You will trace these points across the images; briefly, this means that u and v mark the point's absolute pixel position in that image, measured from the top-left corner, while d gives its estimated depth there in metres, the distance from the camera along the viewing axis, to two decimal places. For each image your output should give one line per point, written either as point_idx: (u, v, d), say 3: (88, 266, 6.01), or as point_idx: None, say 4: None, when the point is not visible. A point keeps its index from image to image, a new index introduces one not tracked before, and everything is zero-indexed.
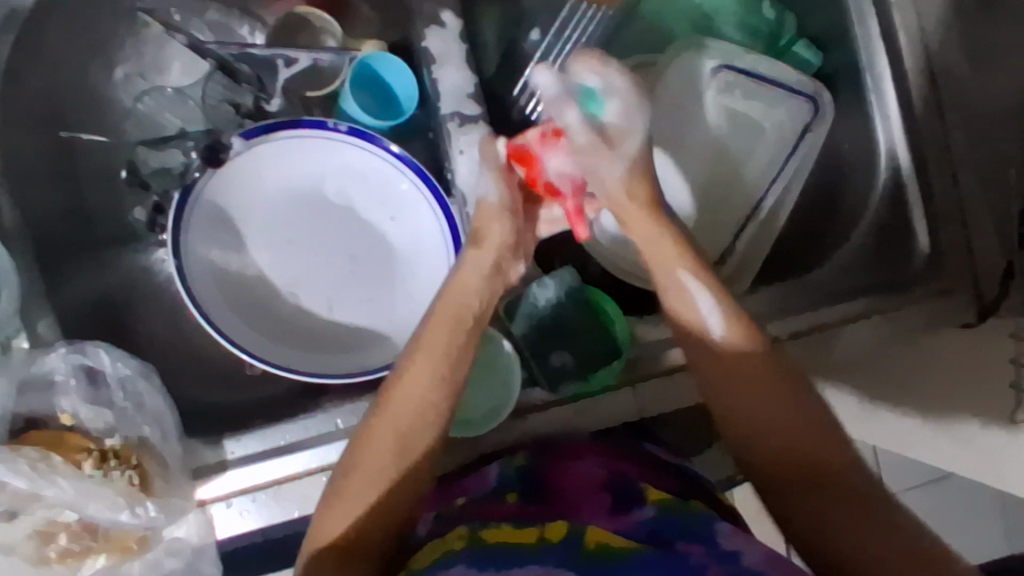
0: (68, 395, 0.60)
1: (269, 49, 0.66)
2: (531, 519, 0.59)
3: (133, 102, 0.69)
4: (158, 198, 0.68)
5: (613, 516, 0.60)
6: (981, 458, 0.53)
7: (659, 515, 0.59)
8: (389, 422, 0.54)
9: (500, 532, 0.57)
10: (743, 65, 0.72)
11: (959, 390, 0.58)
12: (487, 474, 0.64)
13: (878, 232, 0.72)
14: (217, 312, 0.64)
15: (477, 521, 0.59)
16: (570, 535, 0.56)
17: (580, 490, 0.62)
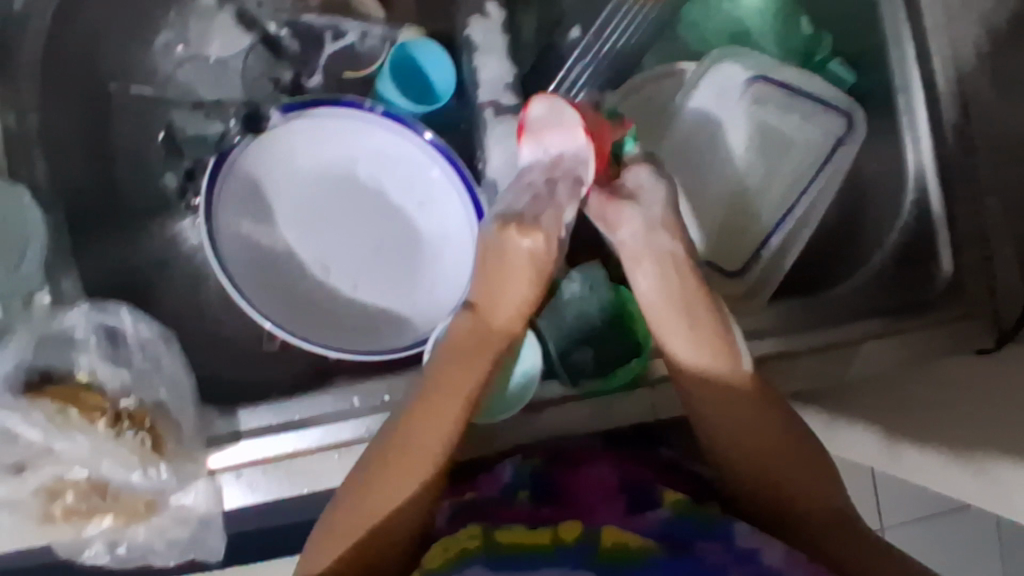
0: (87, 352, 0.60)
1: (323, 19, 0.68)
2: (546, 522, 0.59)
3: (173, 68, 0.69)
4: (191, 164, 0.68)
5: (629, 516, 0.59)
6: (1000, 494, 0.55)
7: (674, 518, 0.58)
8: (403, 460, 0.55)
9: (515, 534, 0.56)
10: (778, 78, 0.71)
11: (997, 433, 0.58)
12: (500, 474, 0.65)
13: (906, 249, 0.70)
14: (245, 283, 0.64)
15: (489, 523, 0.58)
16: (585, 540, 0.55)
17: (596, 492, 0.63)
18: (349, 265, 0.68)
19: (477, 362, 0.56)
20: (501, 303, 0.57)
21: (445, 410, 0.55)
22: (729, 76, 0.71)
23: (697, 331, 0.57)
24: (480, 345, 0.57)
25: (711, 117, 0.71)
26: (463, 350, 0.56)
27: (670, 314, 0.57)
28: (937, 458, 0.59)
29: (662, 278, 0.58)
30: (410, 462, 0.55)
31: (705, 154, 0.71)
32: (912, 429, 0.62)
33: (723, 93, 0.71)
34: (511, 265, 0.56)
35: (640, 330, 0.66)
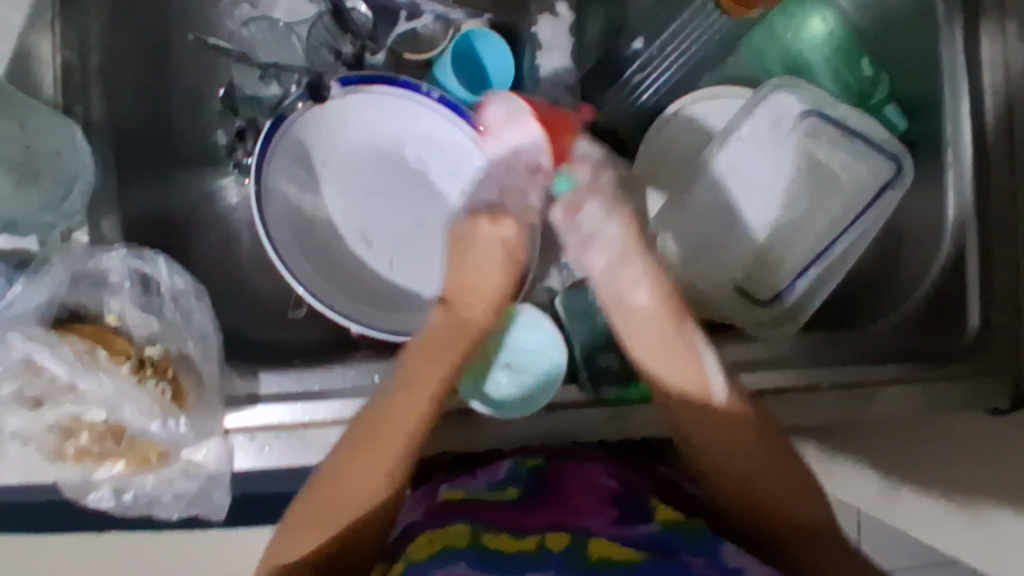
0: (119, 296, 0.61)
1: None
2: (536, 527, 0.59)
3: (239, 27, 0.69)
4: (243, 125, 0.68)
5: (618, 524, 0.60)
6: (988, 537, 0.65)
7: (662, 531, 0.58)
8: (384, 436, 0.55)
9: (501, 539, 0.57)
10: (834, 114, 0.71)
11: (988, 469, 0.67)
12: (499, 468, 0.69)
13: (935, 299, 0.70)
14: (283, 246, 0.64)
15: (479, 522, 0.59)
16: (571, 546, 0.56)
17: (590, 497, 0.64)
18: (388, 241, 0.69)
19: (451, 349, 0.58)
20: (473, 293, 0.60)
21: (421, 390, 0.56)
22: (788, 106, 0.71)
23: (702, 361, 0.58)
24: (458, 337, 0.59)
25: (763, 144, 0.72)
26: (438, 345, 0.58)
27: (659, 349, 0.59)
28: (930, 501, 0.69)
29: (660, 301, 0.60)
30: (387, 441, 0.54)
31: (750, 179, 0.72)
32: (912, 471, 0.71)
33: (777, 123, 0.71)
34: (481, 248, 0.61)
35: None
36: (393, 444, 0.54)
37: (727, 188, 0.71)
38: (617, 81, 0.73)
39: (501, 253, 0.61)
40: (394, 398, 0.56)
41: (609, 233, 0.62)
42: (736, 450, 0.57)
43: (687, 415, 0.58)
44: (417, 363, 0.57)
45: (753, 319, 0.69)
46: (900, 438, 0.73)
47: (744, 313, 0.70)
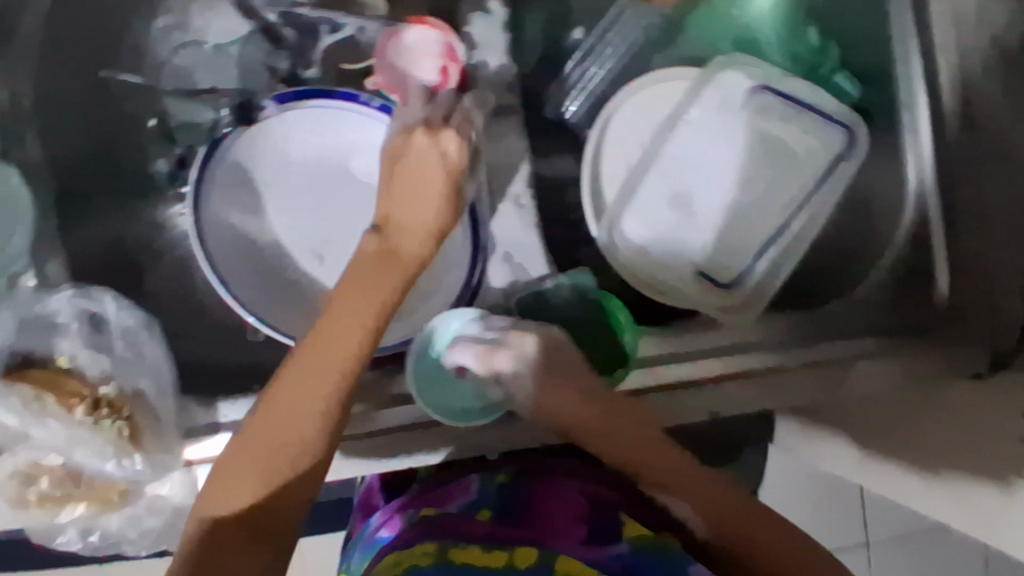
0: (69, 338, 0.60)
1: (318, 11, 0.67)
2: (506, 538, 0.60)
3: (170, 54, 0.66)
4: (182, 153, 0.65)
5: (590, 545, 0.60)
6: (976, 513, 0.60)
7: (633, 553, 0.59)
8: (325, 351, 0.52)
9: (467, 555, 0.58)
10: (785, 89, 0.70)
11: (963, 447, 0.62)
12: (470, 486, 0.68)
13: (903, 269, 0.70)
14: (229, 273, 0.63)
15: (446, 539, 0.60)
16: (541, 562, 0.56)
17: (562, 517, 0.64)
18: (339, 256, 0.66)
19: (384, 280, 0.55)
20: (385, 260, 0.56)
21: (360, 310, 0.54)
22: (734, 84, 0.69)
23: (495, 351, 0.59)
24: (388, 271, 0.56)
25: (716, 125, 0.70)
26: (376, 265, 0.56)
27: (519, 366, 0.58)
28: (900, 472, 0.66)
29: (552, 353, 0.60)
30: (322, 366, 0.52)
31: (706, 163, 0.70)
32: (900, 447, 0.68)
33: (728, 103, 0.70)
34: (412, 160, 0.62)
35: (626, 341, 0.66)
36: (328, 371, 0.52)
37: (682, 174, 0.70)
38: (561, 76, 0.72)
39: (432, 158, 0.62)
40: (328, 321, 0.54)
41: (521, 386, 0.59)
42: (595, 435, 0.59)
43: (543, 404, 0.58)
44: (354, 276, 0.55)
45: (717, 305, 0.68)
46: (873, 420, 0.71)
47: (712, 300, 0.68)
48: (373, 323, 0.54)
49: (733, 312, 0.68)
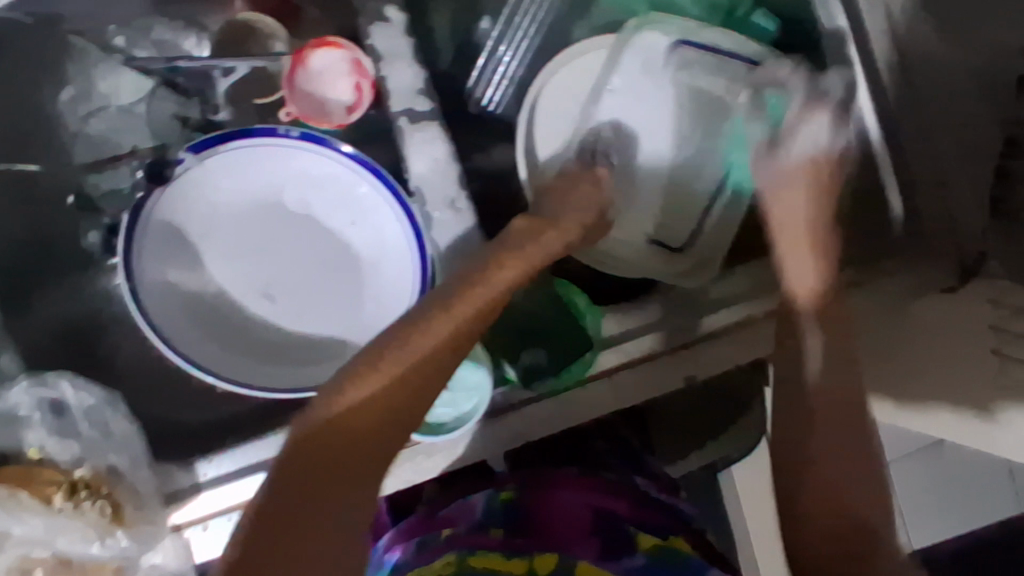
0: (34, 429, 0.59)
1: (202, 61, 0.65)
2: (521, 547, 0.61)
3: (81, 124, 0.66)
4: (112, 220, 0.64)
5: (605, 559, 0.60)
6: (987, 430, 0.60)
7: (648, 564, 0.61)
8: (390, 381, 0.55)
9: (487, 560, 0.60)
10: (700, 41, 0.69)
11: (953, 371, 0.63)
12: (474, 507, 0.66)
13: (855, 197, 0.67)
14: (178, 334, 0.63)
15: (466, 548, 0.62)
16: (559, 567, 0.59)
17: (574, 527, 0.63)
18: (290, 293, 0.66)
19: (459, 333, 0.57)
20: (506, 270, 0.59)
21: (427, 341, 0.56)
22: (654, 46, 0.68)
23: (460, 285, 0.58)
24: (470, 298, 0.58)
25: (642, 89, 0.69)
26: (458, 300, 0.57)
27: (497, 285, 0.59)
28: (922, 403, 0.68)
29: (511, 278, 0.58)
30: (392, 394, 0.55)
31: (638, 128, 0.69)
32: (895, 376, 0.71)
33: (650, 66, 0.68)
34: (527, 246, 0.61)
35: (590, 323, 0.64)
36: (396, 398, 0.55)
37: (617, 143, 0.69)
38: (477, 68, 0.71)
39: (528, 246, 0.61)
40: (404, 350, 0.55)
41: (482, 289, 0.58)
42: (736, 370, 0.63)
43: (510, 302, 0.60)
44: (434, 321, 0.56)
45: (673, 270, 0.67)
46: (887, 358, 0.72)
47: (669, 267, 0.67)
48: (433, 360, 0.56)
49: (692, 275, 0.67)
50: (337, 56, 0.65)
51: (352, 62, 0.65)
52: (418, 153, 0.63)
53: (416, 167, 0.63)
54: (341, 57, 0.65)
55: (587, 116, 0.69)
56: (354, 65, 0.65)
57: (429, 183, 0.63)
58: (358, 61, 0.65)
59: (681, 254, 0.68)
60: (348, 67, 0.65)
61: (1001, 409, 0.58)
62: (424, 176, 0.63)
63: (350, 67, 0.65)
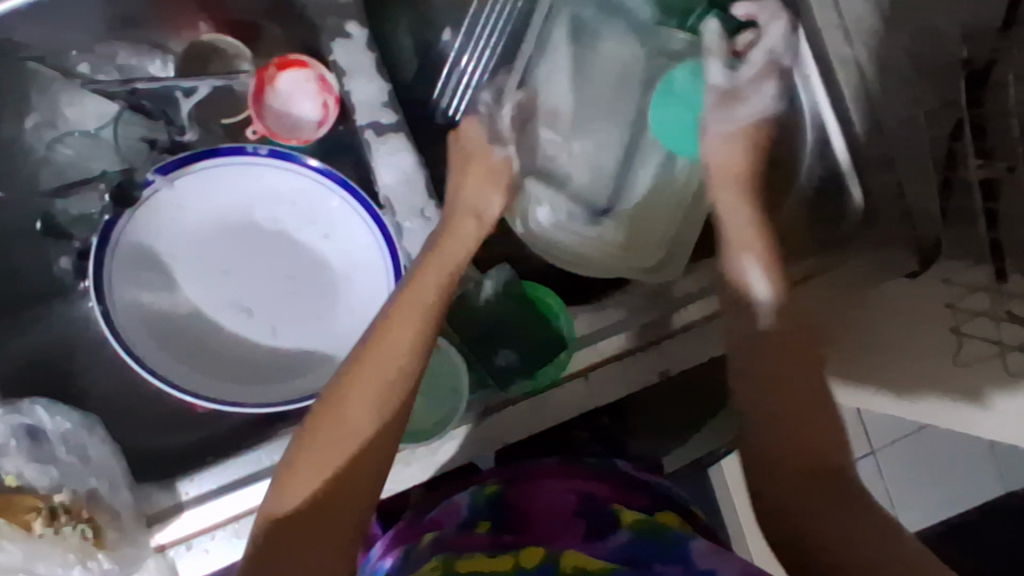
0: (10, 456, 0.58)
1: (162, 81, 0.66)
2: (509, 544, 0.59)
3: (46, 150, 0.66)
4: (82, 245, 0.66)
5: (590, 538, 0.60)
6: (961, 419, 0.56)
7: (634, 539, 0.58)
8: (364, 381, 0.54)
9: (473, 562, 0.57)
10: (655, 47, 0.70)
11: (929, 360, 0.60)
12: (457, 507, 0.66)
13: (811, 195, 0.69)
14: (152, 356, 0.63)
15: (452, 552, 0.59)
16: (546, 560, 0.56)
17: (556, 516, 0.64)
18: (266, 308, 0.67)
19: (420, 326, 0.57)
20: (400, 321, 0.57)
21: (397, 337, 0.56)
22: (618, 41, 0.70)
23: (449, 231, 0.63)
24: (380, 354, 0.55)
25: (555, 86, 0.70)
26: (420, 280, 0.59)
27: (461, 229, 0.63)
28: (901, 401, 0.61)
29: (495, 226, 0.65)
30: (366, 396, 0.54)
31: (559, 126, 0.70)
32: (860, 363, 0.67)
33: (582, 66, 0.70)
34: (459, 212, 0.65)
35: (561, 323, 0.64)
36: (376, 392, 0.54)
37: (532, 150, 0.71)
38: (439, 81, 0.72)
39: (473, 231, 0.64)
40: (368, 349, 0.56)
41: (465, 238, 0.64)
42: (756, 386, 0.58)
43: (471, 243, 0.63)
44: (397, 310, 0.57)
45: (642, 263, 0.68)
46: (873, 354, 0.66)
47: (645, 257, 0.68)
48: (408, 358, 0.55)
49: (670, 262, 0.68)
50: (303, 75, 0.66)
51: (317, 79, 0.66)
52: (389, 166, 0.63)
53: (385, 179, 0.63)
54: (304, 74, 0.66)
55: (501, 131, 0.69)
56: (320, 82, 0.66)
57: (398, 193, 0.64)
58: (323, 77, 0.66)
59: (652, 237, 0.69)
60: (314, 86, 0.66)
61: (1005, 399, 0.53)
62: (395, 189, 0.64)
63: (317, 83, 0.66)
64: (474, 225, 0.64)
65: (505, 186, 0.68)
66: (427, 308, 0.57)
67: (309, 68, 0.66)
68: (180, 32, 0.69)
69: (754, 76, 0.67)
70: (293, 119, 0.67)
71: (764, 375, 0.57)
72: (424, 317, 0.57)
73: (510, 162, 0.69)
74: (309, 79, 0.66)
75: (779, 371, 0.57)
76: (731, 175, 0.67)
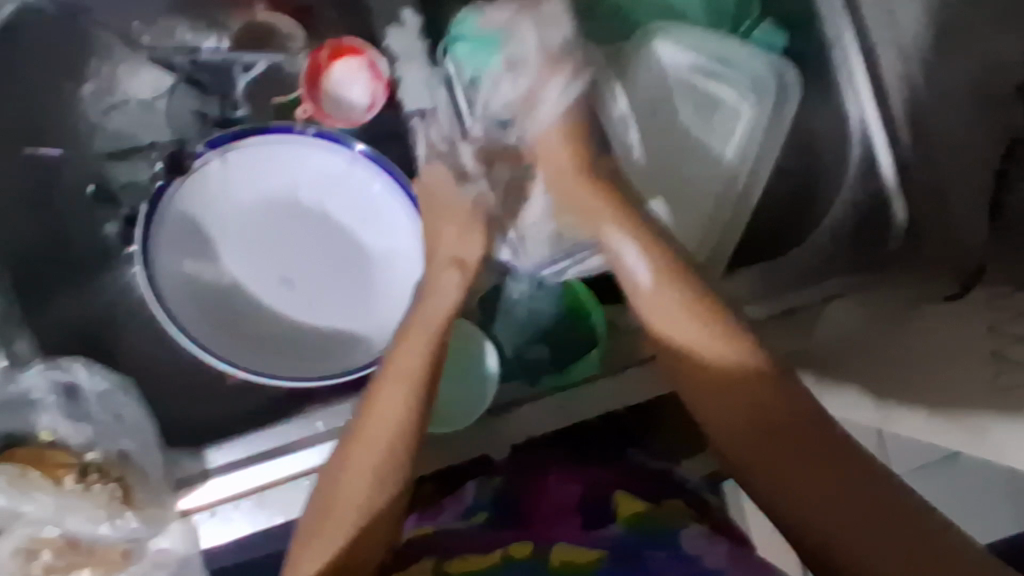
0: (48, 412, 0.61)
1: (225, 53, 0.68)
2: (499, 540, 0.57)
3: (101, 116, 0.68)
4: (130, 211, 0.67)
5: (584, 529, 0.57)
6: (972, 437, 0.51)
7: (628, 529, 0.56)
8: (372, 423, 0.53)
9: (464, 561, 0.55)
10: (706, 48, 0.70)
11: (945, 372, 0.56)
12: (464, 496, 0.64)
13: (856, 211, 0.71)
14: (192, 322, 0.65)
15: (446, 550, 0.57)
16: (534, 558, 0.54)
17: (555, 507, 0.61)
18: (305, 285, 0.68)
19: (419, 356, 0.55)
20: (388, 396, 0.54)
21: (405, 370, 0.54)
22: (680, 39, 0.70)
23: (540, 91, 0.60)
24: (372, 431, 0.53)
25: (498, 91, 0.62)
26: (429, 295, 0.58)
27: (587, 202, 0.58)
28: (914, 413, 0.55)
29: (569, 149, 0.59)
30: (375, 432, 0.52)
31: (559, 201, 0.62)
32: (878, 374, 0.60)
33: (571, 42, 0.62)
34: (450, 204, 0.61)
35: (594, 321, 0.66)
36: (385, 432, 0.52)
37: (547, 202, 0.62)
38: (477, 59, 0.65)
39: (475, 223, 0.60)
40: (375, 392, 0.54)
41: (545, 125, 0.59)
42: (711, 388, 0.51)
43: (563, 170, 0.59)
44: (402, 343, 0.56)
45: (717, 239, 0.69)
46: (857, 356, 0.62)
47: (702, 244, 0.69)
48: (411, 397, 0.54)
49: (718, 257, 0.69)
50: (355, 60, 0.67)
51: (367, 62, 0.67)
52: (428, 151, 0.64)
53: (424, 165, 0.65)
54: (356, 58, 0.67)
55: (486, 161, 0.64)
56: (371, 65, 0.67)
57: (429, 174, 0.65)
58: (376, 61, 0.67)
59: (708, 234, 0.69)
60: (366, 71, 0.67)
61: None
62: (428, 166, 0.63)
63: (368, 67, 0.67)
64: (458, 273, 0.58)
65: (483, 234, 0.60)
66: (415, 379, 0.54)
67: (361, 53, 0.67)
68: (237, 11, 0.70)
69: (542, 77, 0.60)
70: (343, 103, 0.68)
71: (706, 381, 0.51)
72: (414, 392, 0.54)
73: (482, 200, 0.61)
74: (361, 63, 0.67)
75: (723, 372, 0.50)
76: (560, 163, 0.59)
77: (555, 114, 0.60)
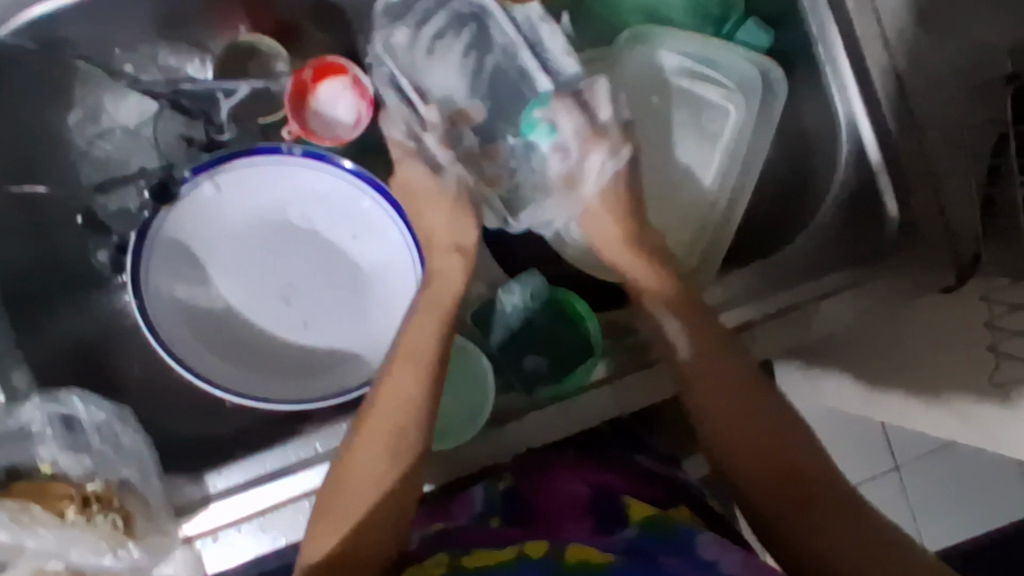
0: (46, 444, 0.61)
1: (208, 82, 0.67)
2: (512, 537, 0.57)
3: (89, 145, 0.68)
4: (119, 239, 0.66)
5: (596, 534, 0.57)
6: (977, 430, 0.55)
7: (639, 534, 0.57)
8: (385, 400, 0.57)
9: (481, 555, 0.55)
10: (689, 53, 0.70)
11: (940, 361, 0.61)
12: (471, 500, 0.64)
13: (850, 205, 0.68)
14: (185, 346, 0.65)
15: (457, 547, 0.57)
16: (549, 554, 0.53)
17: (567, 509, 0.62)
18: (301, 303, 0.68)
19: (427, 331, 0.59)
20: (399, 375, 0.58)
21: (413, 349, 0.59)
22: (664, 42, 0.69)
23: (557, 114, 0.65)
24: (385, 407, 0.57)
25: (438, 70, 0.68)
26: (440, 281, 0.62)
27: (641, 265, 0.65)
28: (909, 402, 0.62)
29: (605, 219, 0.65)
30: (388, 409, 0.56)
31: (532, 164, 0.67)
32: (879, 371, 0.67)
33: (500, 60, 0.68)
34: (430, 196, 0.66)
35: (590, 330, 0.65)
36: (399, 407, 0.57)
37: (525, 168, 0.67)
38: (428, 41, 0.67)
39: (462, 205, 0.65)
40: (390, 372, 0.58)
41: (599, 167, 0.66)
42: (713, 385, 0.60)
43: (603, 238, 0.66)
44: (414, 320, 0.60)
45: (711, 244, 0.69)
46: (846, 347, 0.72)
47: (691, 249, 0.70)
48: (422, 372, 0.58)
49: (712, 255, 0.69)
50: (340, 80, 0.66)
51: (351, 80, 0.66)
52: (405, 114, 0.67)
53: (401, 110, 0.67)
54: (341, 74, 0.66)
55: (455, 142, 0.67)
56: (356, 82, 0.66)
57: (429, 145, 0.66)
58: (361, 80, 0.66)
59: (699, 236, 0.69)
60: (349, 89, 0.66)
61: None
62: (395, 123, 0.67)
63: (353, 86, 0.66)
64: (457, 259, 0.63)
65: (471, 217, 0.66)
66: (425, 357, 0.58)
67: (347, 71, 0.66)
68: (220, 32, 0.69)
69: (584, 143, 0.65)
70: (329, 121, 0.67)
71: (704, 383, 0.60)
72: (417, 393, 0.57)
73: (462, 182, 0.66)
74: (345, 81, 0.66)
75: (710, 372, 0.60)
76: (608, 242, 0.65)
77: (599, 183, 0.66)
